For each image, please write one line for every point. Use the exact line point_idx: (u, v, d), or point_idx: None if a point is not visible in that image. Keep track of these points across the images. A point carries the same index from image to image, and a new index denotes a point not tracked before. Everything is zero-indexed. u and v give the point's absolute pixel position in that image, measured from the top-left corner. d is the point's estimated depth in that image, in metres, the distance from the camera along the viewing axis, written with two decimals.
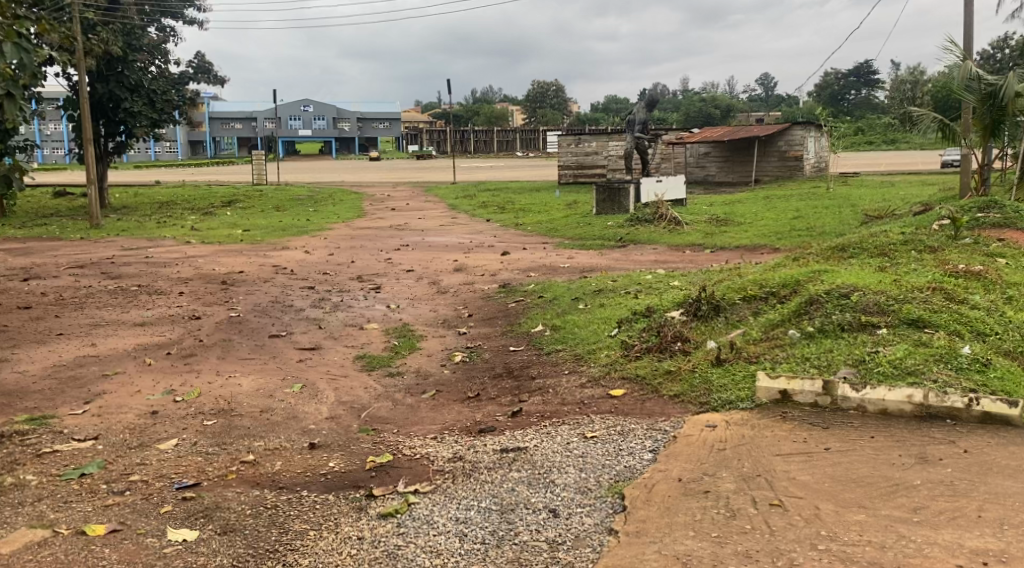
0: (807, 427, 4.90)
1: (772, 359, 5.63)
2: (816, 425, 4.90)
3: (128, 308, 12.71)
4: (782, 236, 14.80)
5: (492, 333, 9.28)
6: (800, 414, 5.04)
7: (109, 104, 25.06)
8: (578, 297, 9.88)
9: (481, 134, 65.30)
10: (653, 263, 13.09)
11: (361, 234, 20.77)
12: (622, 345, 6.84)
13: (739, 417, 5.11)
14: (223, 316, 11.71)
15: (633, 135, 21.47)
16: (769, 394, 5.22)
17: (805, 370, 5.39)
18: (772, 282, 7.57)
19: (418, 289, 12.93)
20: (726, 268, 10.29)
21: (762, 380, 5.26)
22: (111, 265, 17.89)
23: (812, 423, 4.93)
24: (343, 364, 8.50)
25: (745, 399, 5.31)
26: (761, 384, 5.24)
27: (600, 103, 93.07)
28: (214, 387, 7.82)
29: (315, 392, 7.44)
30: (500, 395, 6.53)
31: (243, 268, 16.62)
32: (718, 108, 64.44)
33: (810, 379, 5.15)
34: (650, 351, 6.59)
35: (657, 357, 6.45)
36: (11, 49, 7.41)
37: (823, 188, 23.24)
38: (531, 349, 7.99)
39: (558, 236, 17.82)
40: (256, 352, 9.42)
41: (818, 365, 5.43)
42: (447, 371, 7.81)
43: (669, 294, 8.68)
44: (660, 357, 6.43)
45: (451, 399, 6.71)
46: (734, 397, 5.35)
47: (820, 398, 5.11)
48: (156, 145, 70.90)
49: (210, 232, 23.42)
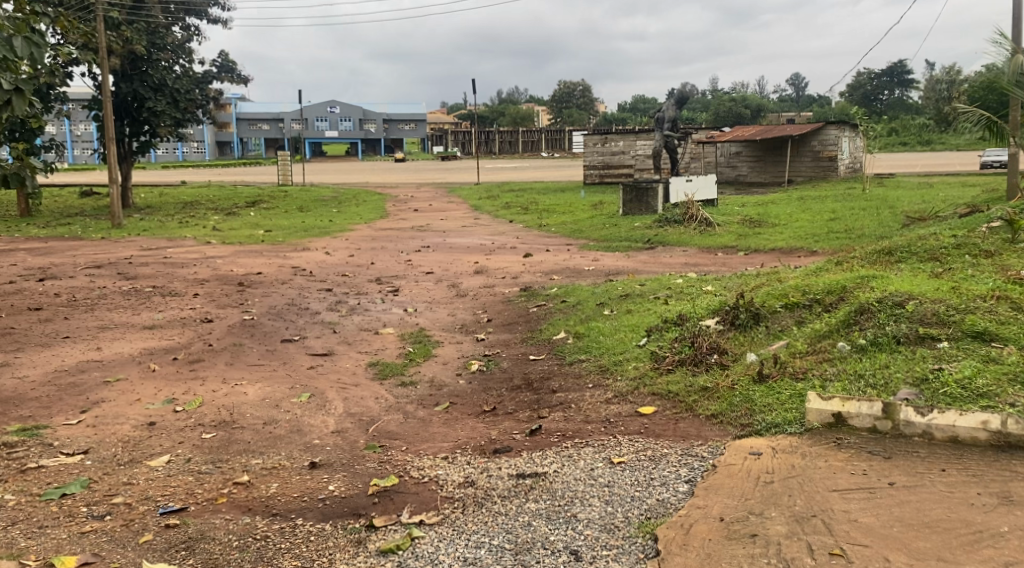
0: (866, 456, 4.37)
1: (820, 377, 5.11)
2: (876, 455, 4.37)
3: (141, 310, 12.34)
4: (818, 239, 14.19)
5: (511, 341, 8.80)
6: (856, 443, 4.51)
7: (133, 104, 24.84)
8: (603, 302, 9.39)
9: (506, 135, 64.96)
10: (683, 267, 12.54)
11: (383, 235, 20.38)
12: (652, 357, 6.33)
13: (787, 443, 4.59)
14: (236, 319, 11.30)
15: (661, 133, 20.89)
16: (819, 418, 4.70)
17: (860, 390, 4.86)
18: (814, 288, 7.06)
19: (436, 292, 12.47)
20: (761, 273, 9.75)
21: (811, 401, 4.75)
22: (129, 265, 17.61)
23: (872, 452, 4.40)
24: (354, 373, 8.03)
25: (792, 422, 4.79)
26: (811, 407, 4.72)
27: (628, 103, 92.28)
28: (217, 396, 7.37)
29: (323, 402, 6.97)
30: (518, 411, 6.04)
31: (262, 269, 16.29)
32: (747, 108, 63.63)
33: (868, 401, 4.62)
34: (683, 363, 6.08)
35: (692, 371, 5.93)
36: (23, 44, 7.02)
37: (858, 189, 22.56)
38: (553, 358, 7.50)
39: (583, 237, 17.33)
40: (266, 357, 8.99)
41: (874, 385, 4.90)
42: (463, 381, 7.32)
43: (701, 300, 8.17)
44: (694, 372, 5.92)
45: (465, 413, 6.22)
46: (779, 419, 4.83)
47: (879, 422, 4.57)
48: (184, 146, 71.13)
49: (231, 232, 23.13)
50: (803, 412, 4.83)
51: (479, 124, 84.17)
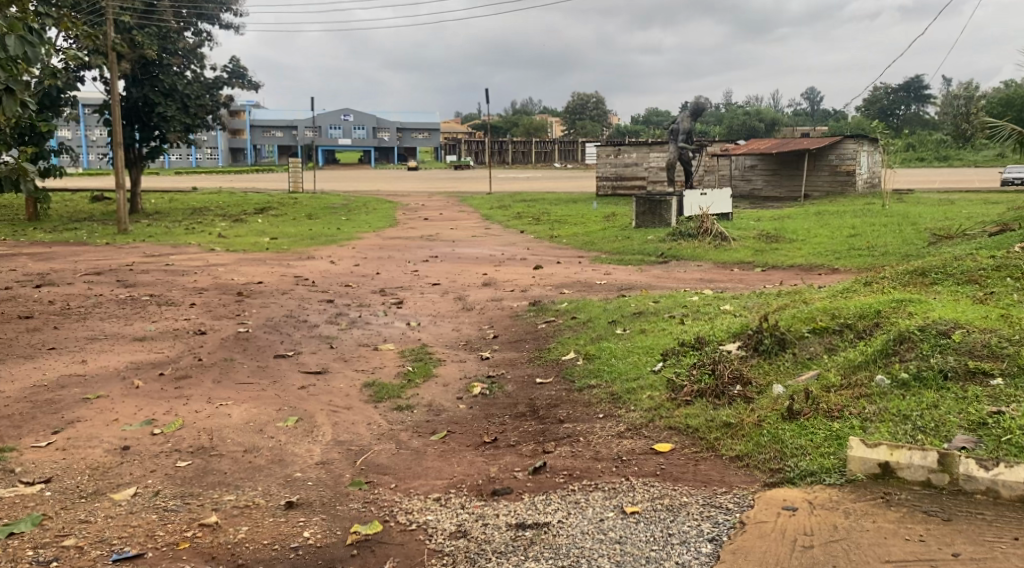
0: (922, 518, 3.90)
1: (861, 417, 4.60)
2: (934, 516, 3.91)
3: (135, 320, 11.86)
4: (840, 256, 13.61)
5: (517, 360, 8.26)
6: (909, 500, 4.02)
7: (143, 108, 24.48)
8: (615, 320, 8.84)
9: (519, 146, 64.60)
10: (698, 283, 11.97)
11: (391, 244, 19.90)
12: (670, 385, 5.78)
13: (825, 497, 4.12)
14: (230, 331, 10.79)
15: (675, 145, 20.34)
16: (863, 468, 4.20)
17: (909, 437, 4.36)
18: (845, 312, 6.52)
19: (442, 306, 11.94)
20: (784, 292, 9.18)
21: (853, 448, 4.25)
22: (129, 273, 17.17)
23: (928, 512, 3.94)
24: (349, 394, 7.51)
25: (831, 471, 4.28)
26: (855, 455, 4.23)
27: (641, 115, 91.57)
28: (198, 418, 6.85)
29: (311, 429, 6.46)
30: (521, 443, 5.51)
31: (264, 278, 15.81)
32: (762, 121, 63.14)
33: (920, 450, 4.13)
34: (702, 394, 5.51)
35: (713, 405, 5.38)
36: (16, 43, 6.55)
37: (878, 204, 21.98)
38: (562, 382, 6.96)
39: (595, 249, 16.82)
40: (256, 375, 8.47)
41: (925, 429, 4.40)
42: (463, 406, 6.80)
43: (721, 321, 7.62)
44: (716, 405, 5.36)
45: (464, 444, 5.70)
46: (815, 467, 4.33)
47: (934, 475, 4.08)
48: (198, 152, 70.85)
49: (237, 239, 22.66)
50: (842, 458, 4.33)
51: (491, 134, 83.85)
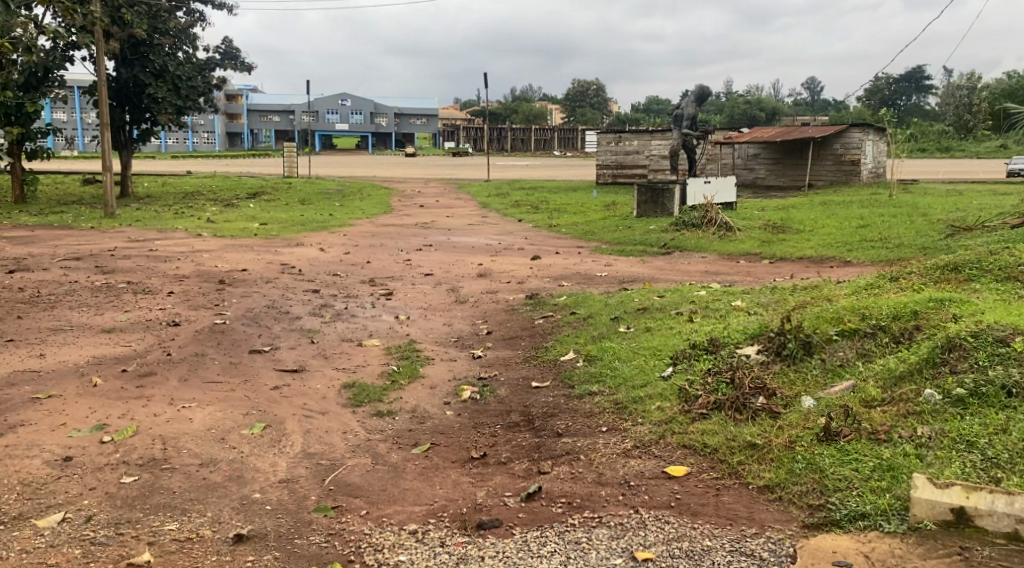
0: None
1: (921, 446, 3.99)
2: None
3: (107, 309, 11.14)
4: (851, 248, 12.92)
5: (512, 360, 7.57)
6: (990, 558, 3.45)
7: (133, 89, 23.61)
8: (618, 317, 8.14)
9: (518, 133, 63.72)
10: (703, 276, 11.28)
11: (384, 231, 19.18)
12: (682, 395, 5.08)
13: (885, 550, 3.53)
14: (206, 323, 10.08)
15: (679, 132, 19.63)
16: (933, 514, 3.61)
17: (986, 475, 3.76)
18: (876, 311, 5.83)
19: (433, 298, 11.22)
20: (800, 287, 8.47)
21: (919, 488, 3.64)
22: (110, 258, 16.44)
23: None
24: (326, 397, 6.82)
25: (888, 515, 3.68)
26: (921, 498, 3.62)
27: (642, 104, 90.60)
28: (155, 424, 6.16)
29: (279, 438, 5.77)
30: (514, 460, 4.83)
31: (249, 266, 15.09)
32: (762, 111, 62.47)
33: (1002, 496, 3.55)
34: (721, 406, 4.81)
35: (733, 419, 4.69)
36: None
37: (886, 194, 21.30)
38: (560, 387, 6.27)
39: (595, 239, 16.13)
40: (228, 372, 7.78)
41: (1002, 464, 3.80)
42: (451, 413, 6.10)
43: (734, 320, 6.91)
44: (736, 420, 4.68)
45: (448, 460, 5.02)
46: (869, 507, 3.73)
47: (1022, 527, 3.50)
48: (194, 135, 69.81)
49: (226, 225, 21.92)
50: (900, 495, 3.74)
51: (489, 120, 82.93)
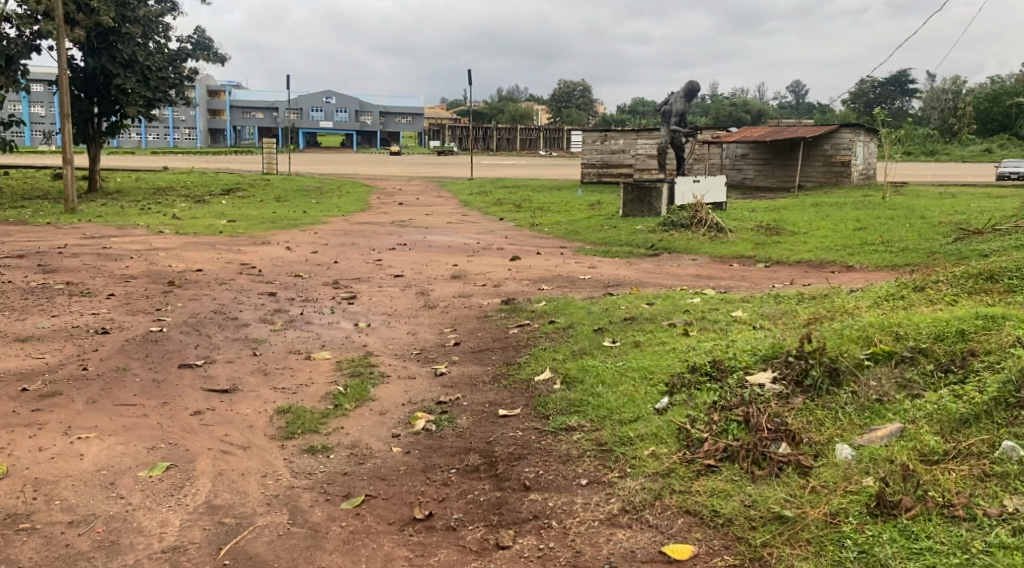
0: None
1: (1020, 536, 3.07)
2: None
3: (31, 315, 9.95)
4: (852, 252, 11.91)
5: (479, 379, 6.44)
6: None
7: (101, 79, 22.10)
8: (602, 330, 7.04)
9: (504, 132, 62.51)
10: (696, 281, 10.22)
11: (357, 229, 18.07)
12: (683, 436, 4.02)
13: None
14: (139, 331, 8.91)
15: (668, 128, 18.51)
16: None
17: None
18: (914, 329, 4.76)
19: (399, 302, 10.10)
20: (808, 297, 7.40)
21: None
22: (58, 256, 15.21)
23: None
24: (253, 427, 5.68)
25: None
26: None
27: (628, 103, 89.41)
28: (34, 464, 5.07)
29: (181, 483, 4.66)
30: (468, 523, 3.81)
31: (205, 265, 13.94)
32: (748, 113, 61.66)
33: None
34: (735, 457, 3.78)
35: (754, 476, 3.66)
36: None
37: (881, 195, 20.35)
38: (531, 416, 5.17)
39: (578, 239, 15.10)
40: (146, 393, 6.65)
41: None
42: (398, 450, 4.99)
43: (738, 337, 5.81)
44: (758, 478, 3.65)
45: (386, 521, 3.97)
46: None
47: None
48: (174, 130, 68.26)
49: (191, 221, 20.73)
50: None
51: (473, 119, 81.75)
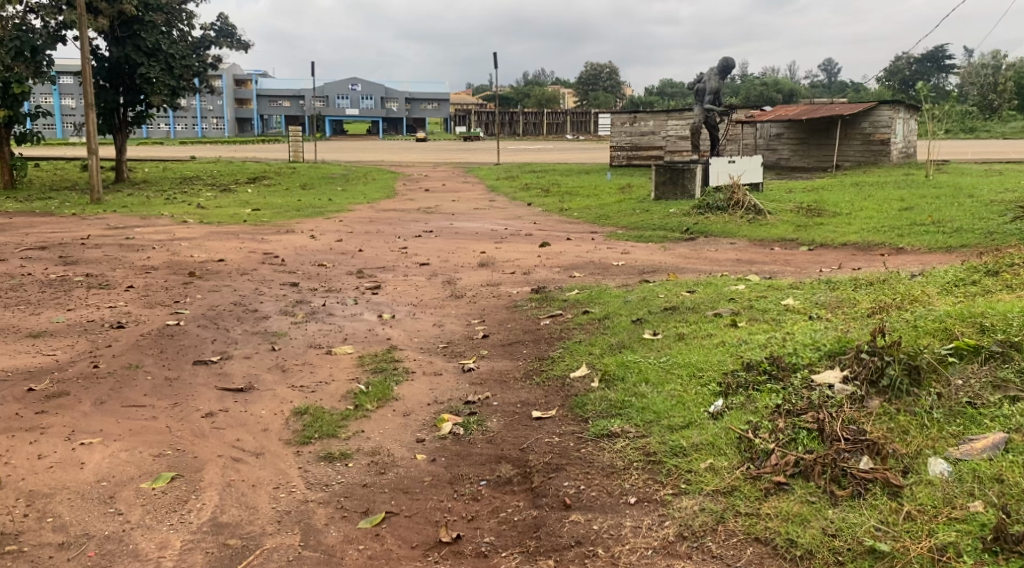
0: None
1: None
2: None
3: (47, 308, 9.61)
4: (901, 233, 11.26)
5: (510, 375, 5.98)
6: None
7: (126, 69, 21.62)
8: (641, 321, 6.54)
9: (531, 117, 61.74)
10: (736, 266, 9.65)
11: (382, 217, 17.64)
12: (751, 450, 3.67)
13: None
14: (155, 325, 8.53)
15: (701, 107, 17.85)
16: None
17: None
18: (1002, 319, 4.23)
19: (425, 291, 9.66)
20: (864, 282, 6.82)
21: None
22: (80, 247, 14.93)
23: None
24: (268, 430, 5.26)
25: None
26: None
27: (656, 86, 88.32)
28: (30, 474, 4.69)
29: (186, 496, 4.24)
30: (513, 550, 3.51)
31: (227, 255, 13.57)
32: (779, 94, 60.42)
33: None
34: (814, 478, 3.47)
35: (834, 502, 3.35)
36: None
37: (923, 173, 19.61)
38: (567, 418, 4.73)
39: (609, 224, 14.56)
40: (158, 392, 6.26)
41: None
42: (423, 457, 4.54)
43: (794, 328, 5.29)
44: (840, 503, 3.33)
45: (418, 545, 3.62)
46: None
47: None
48: (202, 121, 68.21)
49: (216, 210, 20.44)
50: None
51: (499, 105, 81.09)
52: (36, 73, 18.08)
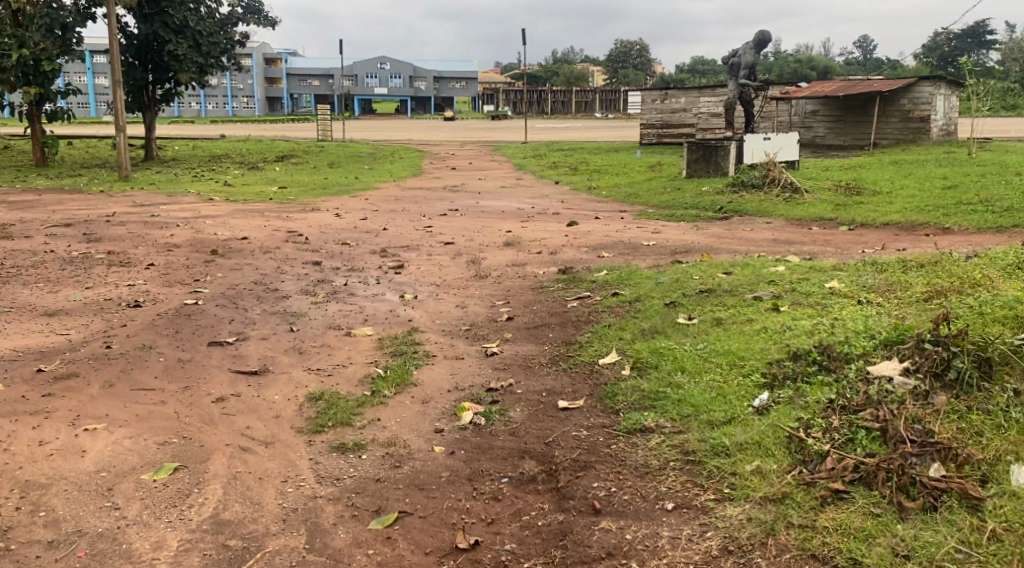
0: None
1: None
2: None
3: (65, 286, 9.40)
4: (947, 212, 10.75)
5: (535, 360, 5.65)
6: None
7: (154, 46, 21.40)
8: (675, 304, 6.16)
9: (560, 95, 61.07)
10: (773, 246, 9.23)
11: (408, 195, 17.35)
12: (807, 456, 3.36)
13: None
14: (173, 304, 8.28)
15: (736, 82, 17.29)
16: None
17: None
18: None
19: (449, 271, 9.34)
20: (915, 263, 6.39)
21: None
22: (105, 225, 14.76)
23: None
24: (279, 418, 4.97)
25: None
26: None
27: (687, 64, 87.18)
28: (28, 463, 4.43)
29: (188, 490, 3.94)
30: (544, 559, 3.23)
31: (249, 233, 13.32)
32: (813, 70, 59.25)
33: None
34: (879, 486, 3.16)
35: (903, 516, 3.04)
36: None
37: (965, 151, 18.94)
38: (598, 408, 4.41)
39: (640, 202, 14.15)
40: (168, 375, 6.00)
41: None
42: (441, 449, 4.23)
43: (843, 313, 4.92)
44: (912, 517, 3.03)
45: (437, 553, 3.34)
46: None
47: None
48: (232, 99, 68.22)
49: (242, 188, 20.24)
50: None
51: (528, 82, 80.38)
52: (62, 49, 17.88)
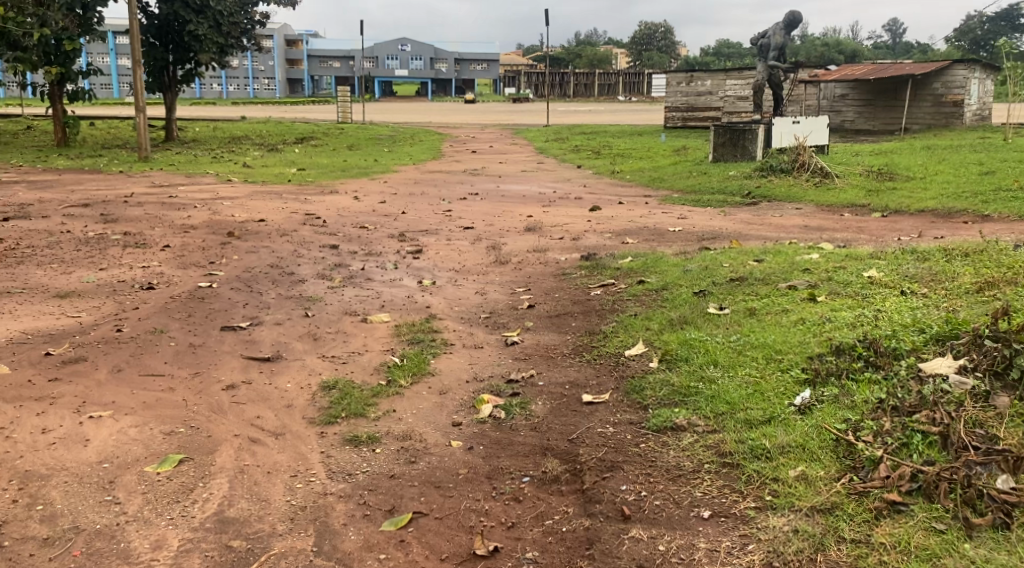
0: None
1: None
2: None
3: (80, 266, 9.24)
4: (985, 199, 10.38)
5: (558, 350, 5.41)
6: None
7: (175, 25, 21.21)
8: (705, 293, 5.89)
9: (582, 78, 60.50)
10: (804, 232, 8.91)
11: (428, 178, 17.12)
12: (858, 465, 3.13)
13: None
14: (187, 287, 8.09)
15: (765, 64, 16.87)
16: None
17: None
18: None
19: (469, 256, 9.10)
20: (958, 252, 6.08)
21: None
22: (122, 205, 14.61)
23: None
24: (291, 407, 4.76)
25: None
26: None
27: (711, 47, 86.22)
28: (29, 452, 4.24)
29: (192, 484, 3.73)
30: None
31: (267, 215, 13.13)
32: (839, 54, 58.31)
33: None
34: (939, 500, 2.91)
35: (968, 533, 2.80)
36: None
37: (999, 137, 18.45)
38: (626, 402, 4.18)
39: (665, 186, 13.83)
40: (178, 360, 5.79)
41: None
42: (459, 443, 4.01)
43: (886, 304, 4.65)
44: (979, 535, 2.78)
45: (456, 558, 3.13)
46: None
47: None
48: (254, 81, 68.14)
49: (260, 169, 20.08)
50: None
51: (551, 65, 79.80)
52: (83, 28, 17.72)
